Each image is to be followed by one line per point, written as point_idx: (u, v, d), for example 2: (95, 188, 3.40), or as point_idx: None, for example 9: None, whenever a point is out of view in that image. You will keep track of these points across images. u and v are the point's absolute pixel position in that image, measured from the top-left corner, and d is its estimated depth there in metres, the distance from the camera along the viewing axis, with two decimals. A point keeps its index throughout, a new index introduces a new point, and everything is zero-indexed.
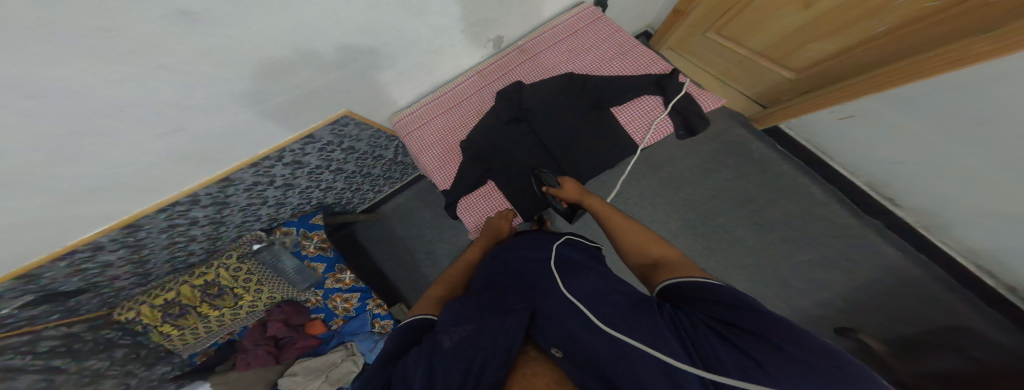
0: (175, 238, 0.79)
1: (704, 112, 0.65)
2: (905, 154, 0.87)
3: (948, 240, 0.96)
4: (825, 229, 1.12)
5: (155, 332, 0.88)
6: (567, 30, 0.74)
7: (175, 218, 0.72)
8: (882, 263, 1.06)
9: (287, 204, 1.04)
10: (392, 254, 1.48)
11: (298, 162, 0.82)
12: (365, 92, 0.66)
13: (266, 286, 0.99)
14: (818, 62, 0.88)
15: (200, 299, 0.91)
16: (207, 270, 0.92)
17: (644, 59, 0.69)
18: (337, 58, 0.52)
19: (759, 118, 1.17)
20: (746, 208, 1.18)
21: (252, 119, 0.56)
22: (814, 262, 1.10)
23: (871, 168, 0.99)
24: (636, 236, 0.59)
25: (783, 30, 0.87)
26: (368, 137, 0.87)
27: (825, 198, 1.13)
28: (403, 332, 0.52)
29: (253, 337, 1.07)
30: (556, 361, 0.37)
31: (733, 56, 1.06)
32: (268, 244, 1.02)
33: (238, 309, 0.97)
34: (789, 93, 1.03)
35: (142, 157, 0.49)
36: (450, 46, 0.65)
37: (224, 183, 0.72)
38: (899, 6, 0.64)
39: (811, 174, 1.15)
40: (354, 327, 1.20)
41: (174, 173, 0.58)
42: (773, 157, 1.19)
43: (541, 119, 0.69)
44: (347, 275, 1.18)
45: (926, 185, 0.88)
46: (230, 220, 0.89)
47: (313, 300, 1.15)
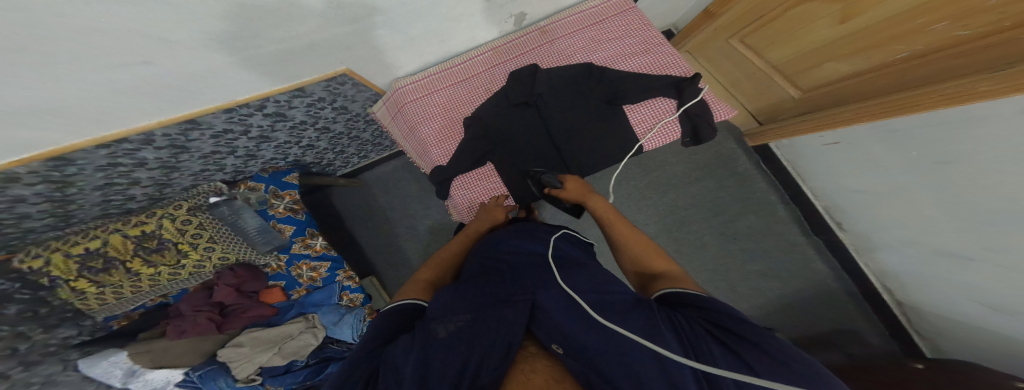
0: (114, 178, 0.71)
1: (714, 123, 0.67)
2: (860, 184, 0.96)
3: (869, 264, 1.11)
4: (778, 243, 1.23)
5: (65, 288, 0.76)
6: (595, 16, 0.72)
7: (119, 156, 0.64)
8: (815, 278, 1.21)
9: (258, 158, 0.96)
10: (369, 225, 1.43)
11: (281, 115, 0.75)
12: (369, 51, 0.60)
13: (217, 246, 0.93)
14: (828, 82, 0.85)
15: (133, 252, 0.82)
16: (147, 219, 0.84)
17: (667, 60, 0.69)
18: (352, 12, 0.46)
19: (753, 135, 1.21)
20: (716, 215, 1.26)
21: (236, 65, 0.50)
22: (763, 273, 1.22)
23: (832, 196, 1.08)
24: (636, 244, 0.60)
25: (807, 45, 0.81)
26: (364, 99, 0.81)
27: (785, 215, 1.24)
28: (390, 315, 0.51)
29: (195, 302, 0.99)
30: (557, 357, 0.37)
31: (750, 67, 1.02)
32: (228, 198, 0.95)
33: (180, 268, 0.90)
34: (789, 110, 1.04)
35: (100, 94, 0.42)
36: (471, 17, 0.61)
37: (188, 124, 0.64)
38: (929, 33, 0.58)
39: (778, 193, 1.25)
40: (319, 299, 1.14)
41: (130, 110, 0.51)
42: (748, 171, 1.27)
43: (551, 106, 0.69)
44: (318, 241, 1.12)
45: (872, 215, 0.98)
46: (186, 166, 0.82)
47: (274, 265, 1.08)
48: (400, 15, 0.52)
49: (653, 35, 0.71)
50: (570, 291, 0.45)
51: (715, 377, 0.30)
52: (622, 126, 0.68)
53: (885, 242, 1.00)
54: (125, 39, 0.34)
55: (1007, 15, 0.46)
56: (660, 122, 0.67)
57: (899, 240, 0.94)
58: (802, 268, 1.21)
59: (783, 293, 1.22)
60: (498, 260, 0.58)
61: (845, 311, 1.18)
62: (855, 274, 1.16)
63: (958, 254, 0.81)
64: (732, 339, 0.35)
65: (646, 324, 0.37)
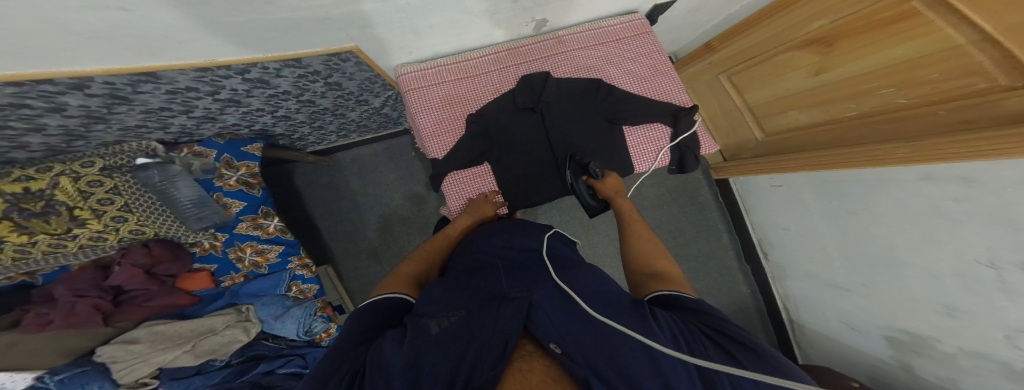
0: (9, 122, 0.56)
1: (698, 155, 0.75)
2: (790, 223, 1.11)
3: (779, 289, 1.29)
4: (717, 265, 1.39)
5: None
6: (612, 35, 0.76)
7: (35, 99, 0.52)
8: (738, 297, 1.38)
9: (218, 121, 0.84)
10: (335, 210, 1.33)
11: (264, 81, 0.68)
12: (386, 31, 0.58)
13: (133, 216, 0.78)
14: (786, 130, 1.00)
15: (3, 215, 0.64)
16: (37, 175, 0.67)
17: (669, 89, 0.75)
18: None
19: (717, 168, 1.35)
20: (675, 237, 1.39)
21: (227, 27, 0.45)
22: (703, 290, 1.37)
23: (767, 231, 1.25)
24: (645, 246, 0.62)
25: (781, 91, 0.95)
26: (363, 79, 0.77)
27: (729, 242, 1.41)
28: (362, 313, 0.47)
29: (77, 283, 0.79)
30: (555, 356, 0.36)
31: (730, 103, 1.17)
32: (161, 162, 0.83)
33: (68, 239, 0.71)
34: (749, 152, 1.19)
35: (42, 30, 0.35)
36: (495, 13, 0.61)
37: (143, 76, 0.56)
38: (875, 97, 0.72)
39: (729, 222, 1.41)
40: (257, 288, 1.01)
41: (79, 52, 0.42)
42: (710, 200, 1.42)
43: (555, 116, 0.72)
44: (271, 222, 1.02)
45: (793, 253, 1.15)
46: (119, 119, 0.69)
47: (206, 245, 0.93)
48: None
49: (664, 61, 0.77)
50: (567, 287, 0.47)
51: (710, 373, 0.33)
52: (617, 144, 0.73)
53: (795, 273, 1.17)
54: None
55: (941, 91, 0.59)
56: (654, 147, 0.74)
57: (805, 272, 1.12)
58: (730, 288, 1.38)
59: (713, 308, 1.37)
60: (494, 257, 0.57)
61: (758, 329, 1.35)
62: (768, 297, 1.34)
63: (841, 287, 0.97)
64: (727, 341, 0.38)
65: (641, 322, 0.39)
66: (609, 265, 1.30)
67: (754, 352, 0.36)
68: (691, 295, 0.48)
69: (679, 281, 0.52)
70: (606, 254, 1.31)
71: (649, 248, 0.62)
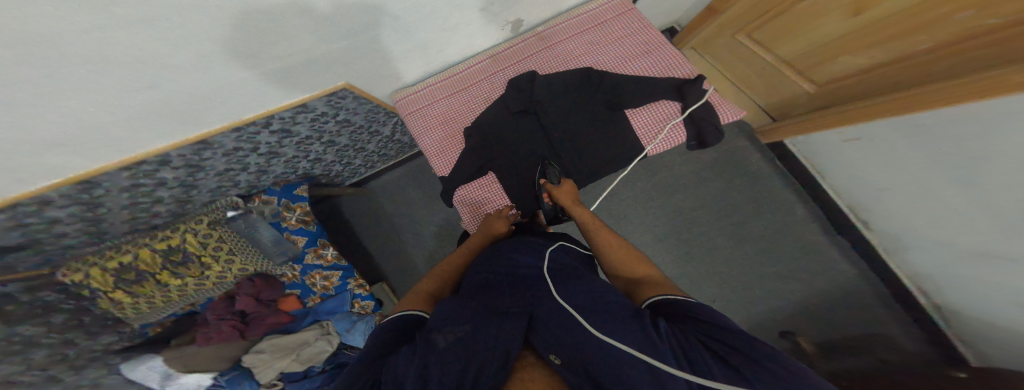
0: (138, 198, 0.76)
1: (720, 126, 0.64)
2: (885, 180, 0.88)
3: (902, 266, 1.01)
4: (793, 244, 1.14)
5: (104, 298, 0.85)
6: (593, 20, 0.71)
7: (140, 178, 0.68)
8: (839, 279, 1.10)
9: (270, 172, 0.98)
10: (380, 232, 1.44)
11: (287, 130, 0.76)
12: (366, 66, 0.62)
13: (237, 257, 0.96)
14: (845, 76, 0.82)
15: (161, 266, 0.88)
16: (172, 234, 0.89)
17: (667, 62, 0.67)
18: (354, 29, 0.48)
19: (765, 132, 1.14)
20: (729, 217, 1.19)
21: (239, 85, 0.51)
22: (783, 277, 1.13)
23: (854, 194, 1.01)
24: (620, 253, 0.56)
25: (823, 37, 0.79)
26: (366, 111, 0.82)
27: (806, 215, 1.14)
28: (385, 328, 0.48)
29: (218, 311, 1.04)
30: (554, 367, 0.35)
31: (756, 62, 1.01)
32: (244, 212, 0.97)
33: (204, 278, 0.94)
34: (801, 108, 1.00)
35: (106, 117, 0.44)
36: (467, 25, 0.61)
37: (200, 145, 0.67)
38: (950, 23, 0.57)
39: (800, 192, 1.15)
40: (331, 307, 1.12)
41: (144, 130, 0.52)
42: (767, 171, 1.18)
43: (551, 113, 0.68)
44: (329, 251, 1.11)
45: (901, 216, 0.91)
46: (203, 184, 0.85)
47: (290, 275, 1.08)
48: (390, 33, 0.54)
49: (655, 34, 0.69)
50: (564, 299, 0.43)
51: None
52: (622, 132, 0.67)
53: (916, 243, 0.92)
54: (122, 64, 0.36)
55: None
56: (662, 127, 0.65)
57: (926, 237, 0.88)
58: (825, 269, 1.11)
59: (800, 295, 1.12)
60: (507, 273, 0.54)
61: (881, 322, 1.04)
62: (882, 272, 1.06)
63: (998, 256, 0.72)
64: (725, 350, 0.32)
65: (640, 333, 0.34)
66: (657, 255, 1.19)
67: (752, 357, 0.30)
68: (686, 298, 0.42)
69: (668, 283, 0.47)
70: (649, 243, 1.21)
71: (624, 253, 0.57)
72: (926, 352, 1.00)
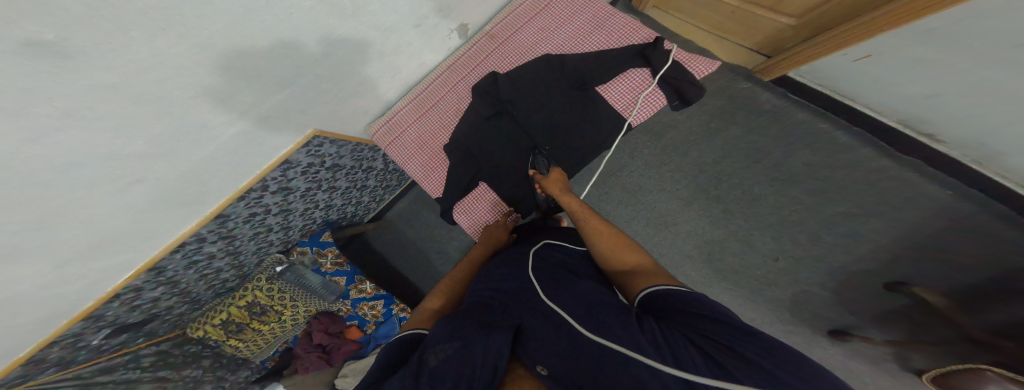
0: (203, 271, 0.81)
1: (697, 79, 0.58)
2: (926, 88, 0.73)
3: (1005, 173, 0.80)
4: (853, 176, 0.96)
5: (226, 346, 1.00)
6: (538, 4, 0.66)
7: (192, 255, 0.72)
8: (924, 203, 0.91)
9: (293, 227, 1.02)
10: (404, 256, 1.48)
11: (287, 188, 0.79)
12: (325, 108, 0.63)
13: (301, 303, 1.06)
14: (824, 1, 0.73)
15: (249, 316, 1.01)
16: (244, 292, 1.00)
17: (624, 29, 0.61)
18: (318, 53, 0.50)
19: (764, 70, 1.00)
20: (763, 164, 1.03)
21: (224, 152, 0.53)
22: (856, 216, 0.96)
23: (900, 108, 0.84)
24: (608, 241, 0.52)
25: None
26: (350, 152, 0.84)
27: (852, 141, 0.96)
28: (392, 347, 0.45)
29: (303, 345, 1.12)
30: (541, 378, 0.32)
31: (725, 8, 0.93)
32: (290, 265, 1.07)
33: (283, 322, 1.06)
34: (794, 40, 0.89)
35: (124, 215, 0.48)
36: (408, 44, 0.61)
37: (219, 220, 0.69)
38: None
39: (833, 119, 0.98)
40: (385, 331, 1.18)
41: (170, 218, 0.57)
42: (789, 107, 1.02)
43: (522, 110, 0.65)
44: (368, 285, 1.17)
45: (971, 124, 0.73)
46: (245, 248, 0.89)
47: (344, 309, 1.15)
48: (331, 70, 0.55)
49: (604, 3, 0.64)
50: (557, 309, 0.39)
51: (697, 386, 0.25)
52: (597, 115, 0.62)
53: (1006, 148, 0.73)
54: (103, 162, 0.38)
55: None
56: (637, 98, 0.60)
57: (1006, 142, 0.70)
58: (906, 199, 0.92)
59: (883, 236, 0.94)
60: (496, 289, 0.50)
61: (1003, 244, 0.85)
62: (982, 186, 0.86)
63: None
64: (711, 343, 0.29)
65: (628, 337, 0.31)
66: (688, 223, 1.10)
67: (740, 353, 0.27)
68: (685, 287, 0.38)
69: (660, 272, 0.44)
70: (676, 211, 1.11)
71: (614, 238, 0.52)
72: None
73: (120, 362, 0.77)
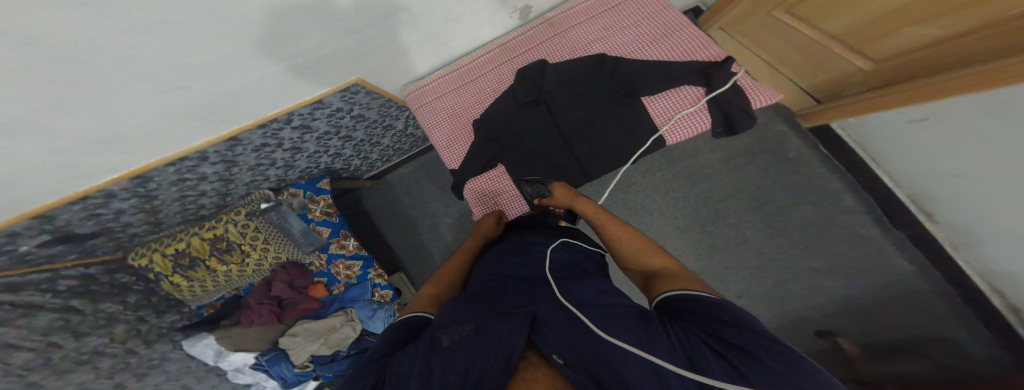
0: (185, 192, 0.81)
1: (751, 112, 0.59)
2: (966, 166, 0.75)
3: (975, 261, 0.86)
4: (843, 238, 1.02)
5: (166, 281, 0.95)
6: (607, 3, 0.68)
7: (184, 172, 0.72)
8: (890, 274, 0.97)
9: (296, 167, 1.00)
10: (396, 223, 1.47)
11: (307, 126, 0.78)
12: (379, 60, 0.62)
13: (272, 247, 1.01)
14: (909, 50, 0.71)
15: (209, 253, 0.96)
16: (216, 224, 0.97)
17: (690, 46, 0.63)
18: (353, 23, 0.47)
19: (807, 116, 1.04)
20: (762, 209, 1.10)
21: (268, 83, 0.53)
22: (826, 273, 1.03)
23: (918, 181, 0.88)
24: (630, 245, 0.55)
25: (875, 10, 0.69)
26: (379, 106, 0.83)
27: (853, 205, 1.02)
28: (393, 329, 0.45)
29: (258, 295, 1.08)
30: (557, 367, 0.34)
31: (799, 40, 0.92)
32: (275, 204, 1.03)
33: (245, 265, 1.00)
34: (857, 87, 0.88)
35: (154, 119, 0.48)
36: (472, 15, 0.60)
37: (231, 142, 0.68)
38: None
39: (847, 180, 1.03)
40: (355, 294, 1.16)
41: (189, 130, 0.56)
42: (809, 158, 1.06)
43: (561, 103, 0.66)
44: (351, 242, 1.15)
45: (975, 204, 0.77)
46: (240, 178, 0.88)
47: (316, 263, 1.12)
48: (376, 36, 0.54)
49: (673, 17, 0.66)
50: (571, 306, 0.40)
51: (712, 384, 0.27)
52: (639, 122, 0.63)
53: (995, 242, 0.77)
54: (154, 70, 0.38)
55: None
56: (687, 112, 0.61)
57: (996, 236, 0.77)
58: (879, 267, 0.98)
59: (849, 297, 1.00)
60: (509, 275, 0.52)
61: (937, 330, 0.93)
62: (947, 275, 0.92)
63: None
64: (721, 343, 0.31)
65: (644, 335, 0.33)
66: (675, 249, 1.14)
67: (761, 360, 0.28)
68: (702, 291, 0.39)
69: (684, 276, 0.44)
70: (667, 236, 1.15)
71: (637, 243, 0.55)
72: (999, 361, 0.85)
73: (37, 279, 0.71)
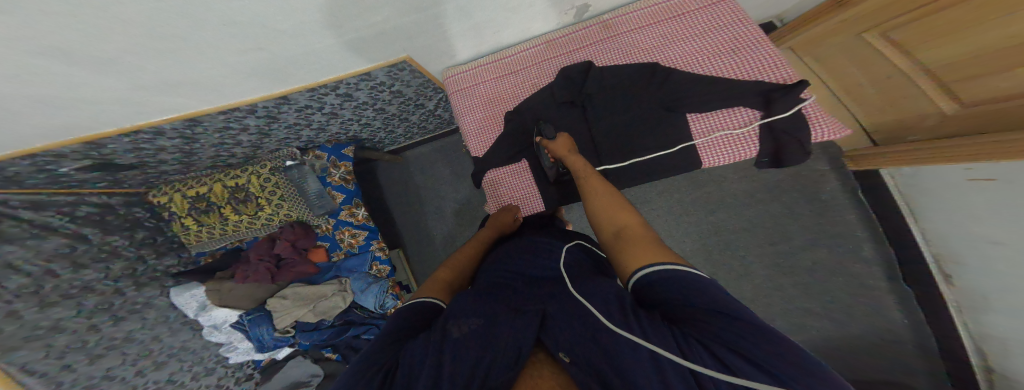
0: (225, 139, 0.84)
1: (808, 143, 0.59)
2: (1000, 233, 0.72)
3: (971, 324, 0.86)
4: (849, 285, 1.04)
5: (178, 223, 0.98)
6: (670, 12, 0.67)
7: (232, 121, 0.74)
8: (879, 328, 1.00)
9: (327, 131, 1.02)
10: (407, 201, 1.48)
11: (349, 95, 0.79)
12: (431, 41, 0.63)
13: (286, 204, 1.03)
14: (1013, 95, 0.64)
15: (226, 201, 0.99)
16: (240, 174, 1.00)
17: (756, 65, 0.62)
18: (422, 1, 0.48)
19: (857, 158, 1.02)
20: (774, 246, 1.09)
21: (325, 51, 0.55)
22: (817, 315, 1.05)
23: (952, 245, 0.85)
24: (605, 202, 0.53)
25: (992, 43, 0.62)
26: (418, 85, 0.84)
27: (875, 260, 1.03)
28: (402, 313, 0.45)
29: (259, 251, 1.05)
30: (563, 365, 0.34)
31: (881, 70, 0.85)
32: (299, 164, 1.06)
33: (256, 219, 1.02)
34: (935, 131, 0.82)
35: (224, 70, 0.51)
36: (529, 6, 0.60)
37: (280, 100, 0.71)
38: None
39: (875, 231, 1.04)
40: (353, 265, 1.14)
41: (242, 85, 0.59)
42: (845, 204, 1.07)
43: (598, 108, 0.67)
44: (361, 212, 1.15)
45: (996, 283, 0.75)
46: (276, 134, 0.91)
47: (324, 226, 1.12)
48: (425, 21, 0.55)
49: (740, 35, 0.64)
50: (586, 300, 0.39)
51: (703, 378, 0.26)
52: (681, 137, 0.63)
53: (1002, 320, 0.76)
54: (231, 26, 0.40)
55: None
56: (738, 135, 0.61)
57: (1006, 317, 0.75)
58: (873, 319, 1.01)
59: (837, 341, 1.03)
60: (520, 273, 0.52)
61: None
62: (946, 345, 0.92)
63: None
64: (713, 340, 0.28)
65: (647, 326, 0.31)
66: None
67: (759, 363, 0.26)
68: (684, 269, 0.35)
69: (648, 236, 0.42)
70: None
71: (613, 201, 0.52)
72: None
73: (61, 200, 0.76)
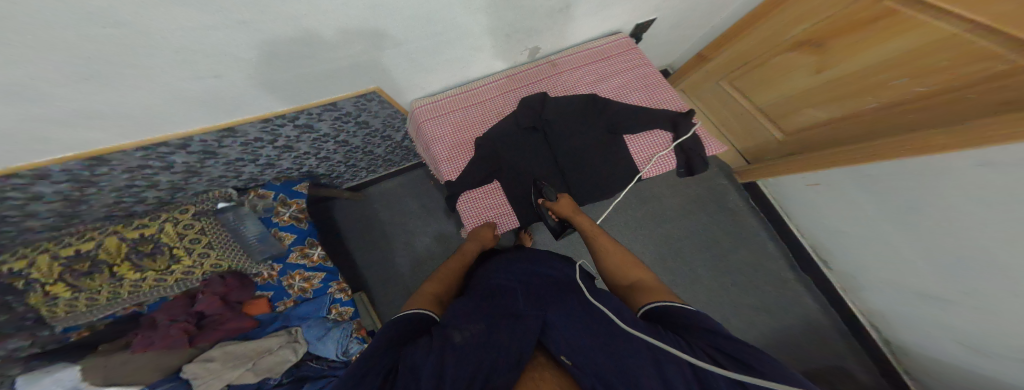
0: (136, 180, 0.76)
1: (704, 155, 0.73)
2: (845, 220, 0.95)
3: (858, 296, 1.07)
4: (768, 277, 1.21)
5: (38, 293, 0.74)
6: (601, 54, 0.81)
7: (151, 158, 0.68)
8: (798, 310, 1.16)
9: (276, 167, 0.98)
10: (369, 236, 1.43)
11: (310, 126, 0.79)
12: (395, 77, 0.69)
13: (213, 252, 0.91)
14: (807, 128, 0.94)
15: (124, 257, 0.82)
16: (150, 223, 0.86)
17: (668, 95, 0.77)
18: (383, 42, 0.55)
19: (740, 173, 1.26)
20: (709, 250, 1.26)
21: (281, 83, 0.57)
22: (756, 307, 1.18)
23: (815, 233, 1.09)
24: (617, 258, 0.64)
25: (790, 90, 0.93)
26: (386, 115, 0.88)
27: (776, 253, 1.23)
28: (394, 324, 0.47)
29: (173, 311, 0.92)
30: (566, 369, 0.39)
31: (735, 108, 1.14)
32: (235, 205, 0.97)
33: (168, 274, 0.87)
34: (772, 155, 1.11)
35: (167, 99, 0.51)
36: (486, 48, 0.70)
37: (225, 132, 0.69)
38: (895, 87, 0.70)
39: (772, 229, 1.25)
40: (305, 312, 1.04)
41: (192, 113, 0.57)
42: (745, 209, 1.28)
43: (556, 133, 0.76)
44: (316, 251, 1.08)
45: (858, 253, 0.97)
46: (208, 172, 0.85)
47: (264, 275, 1.03)
48: (376, 61, 0.60)
49: (655, 72, 0.80)
50: (595, 312, 0.45)
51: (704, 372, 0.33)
52: (624, 155, 0.75)
53: (870, 281, 0.98)
54: (190, 53, 0.42)
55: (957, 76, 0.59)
56: (662, 153, 0.74)
57: (877, 279, 0.95)
58: (792, 301, 1.18)
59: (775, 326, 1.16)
60: (513, 282, 0.56)
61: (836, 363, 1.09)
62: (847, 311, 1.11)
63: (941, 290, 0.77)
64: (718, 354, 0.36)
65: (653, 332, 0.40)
66: None
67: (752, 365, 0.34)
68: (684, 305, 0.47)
69: (660, 289, 0.53)
70: None
71: (618, 257, 0.65)
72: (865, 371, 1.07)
73: None
